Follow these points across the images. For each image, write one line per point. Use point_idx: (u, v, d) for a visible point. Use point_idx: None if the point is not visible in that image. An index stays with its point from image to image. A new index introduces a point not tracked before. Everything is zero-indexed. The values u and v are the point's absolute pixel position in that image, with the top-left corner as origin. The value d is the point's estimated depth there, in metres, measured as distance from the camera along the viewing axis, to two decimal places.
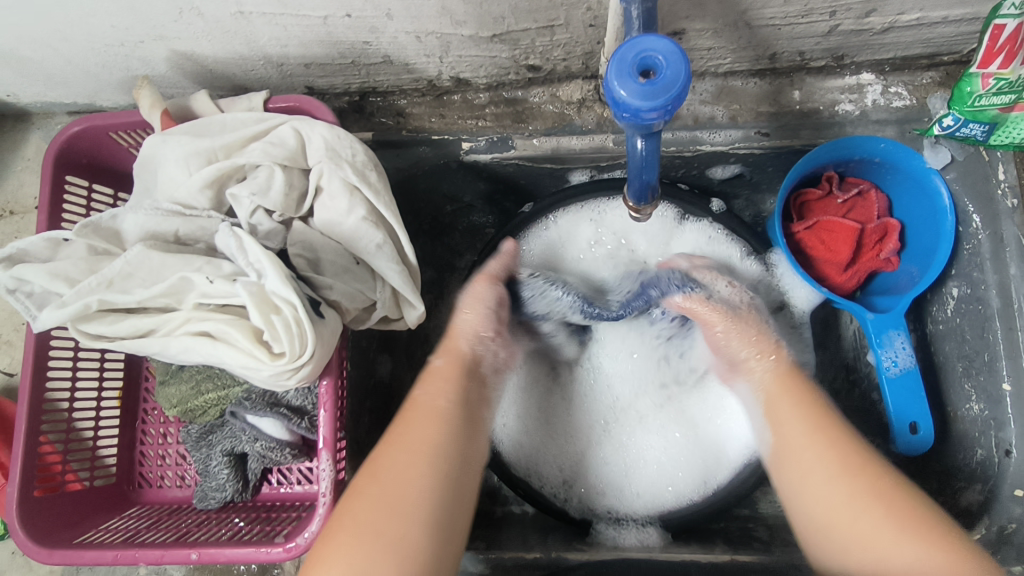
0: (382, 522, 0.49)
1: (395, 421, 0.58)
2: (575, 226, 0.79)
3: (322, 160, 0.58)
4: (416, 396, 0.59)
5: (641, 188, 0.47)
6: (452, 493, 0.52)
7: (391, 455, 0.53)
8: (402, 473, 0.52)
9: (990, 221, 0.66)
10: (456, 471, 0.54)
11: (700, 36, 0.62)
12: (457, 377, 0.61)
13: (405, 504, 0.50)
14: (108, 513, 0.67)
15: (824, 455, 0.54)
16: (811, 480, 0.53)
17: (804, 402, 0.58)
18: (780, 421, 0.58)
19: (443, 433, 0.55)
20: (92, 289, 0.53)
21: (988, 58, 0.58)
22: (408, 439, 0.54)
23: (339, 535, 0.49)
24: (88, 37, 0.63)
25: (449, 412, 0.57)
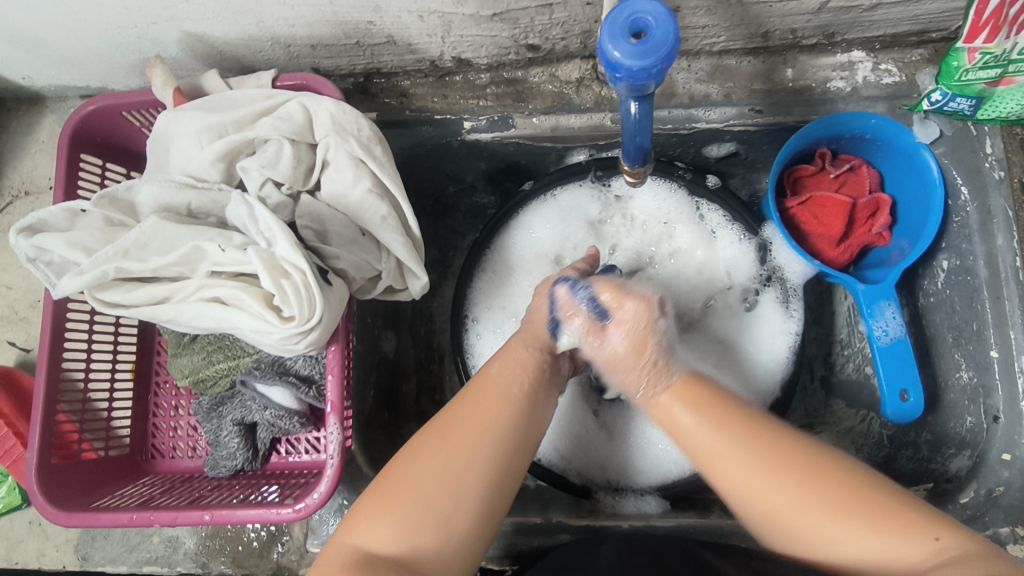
0: (437, 497, 0.48)
1: (463, 391, 0.56)
2: (579, 202, 0.82)
3: (328, 134, 0.60)
4: (491, 371, 0.58)
5: (635, 152, 0.49)
6: (510, 478, 0.52)
7: (459, 429, 0.52)
8: (465, 450, 0.50)
9: (978, 193, 0.68)
10: (521, 458, 0.53)
11: (694, 14, 0.64)
12: (534, 362, 0.59)
13: (463, 484, 0.49)
14: (122, 481, 0.69)
15: (740, 449, 0.51)
16: (734, 476, 0.50)
17: (705, 405, 0.55)
18: (686, 429, 0.55)
19: (513, 417, 0.54)
20: (109, 258, 0.55)
21: (974, 33, 0.59)
22: (479, 416, 0.53)
23: (392, 498, 0.48)
24: (102, 18, 0.65)
25: (521, 399, 0.56)
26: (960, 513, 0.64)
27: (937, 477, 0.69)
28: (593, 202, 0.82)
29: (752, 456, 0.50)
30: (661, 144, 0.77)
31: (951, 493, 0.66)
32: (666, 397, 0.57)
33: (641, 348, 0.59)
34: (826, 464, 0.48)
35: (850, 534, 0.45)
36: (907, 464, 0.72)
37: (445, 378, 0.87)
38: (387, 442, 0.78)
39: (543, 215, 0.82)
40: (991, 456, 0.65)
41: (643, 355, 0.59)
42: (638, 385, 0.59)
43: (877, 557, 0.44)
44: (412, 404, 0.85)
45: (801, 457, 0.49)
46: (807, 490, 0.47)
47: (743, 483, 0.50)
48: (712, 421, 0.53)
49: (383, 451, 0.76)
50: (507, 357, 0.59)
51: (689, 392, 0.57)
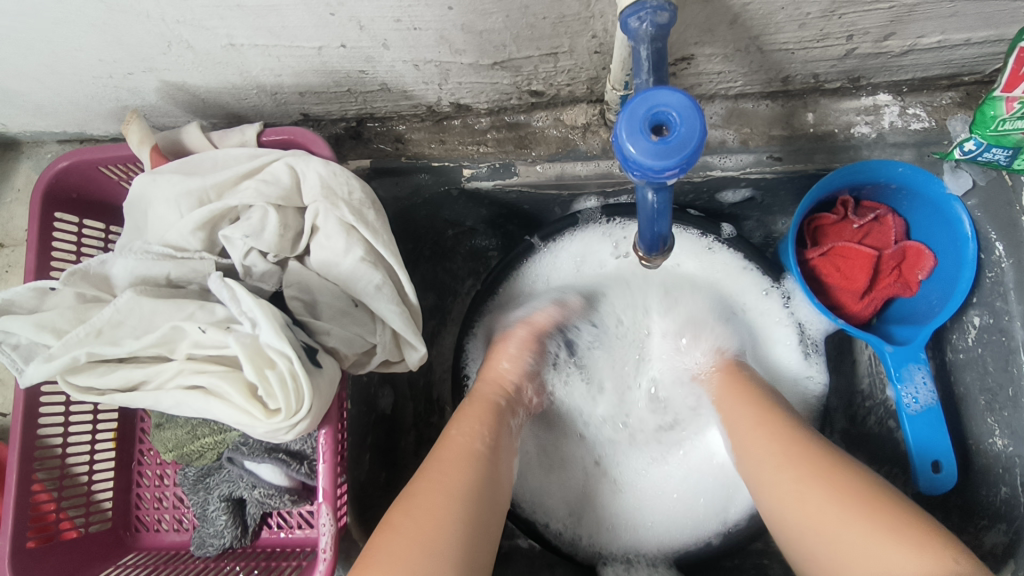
0: (414, 558, 0.46)
1: (426, 460, 0.56)
2: (597, 246, 0.76)
3: (317, 199, 0.56)
4: (450, 434, 0.58)
5: (652, 239, 0.45)
6: (483, 534, 0.51)
7: (425, 492, 0.52)
8: (434, 512, 0.50)
9: (1014, 249, 0.63)
10: (490, 513, 0.53)
11: (710, 61, 0.60)
12: (489, 418, 0.61)
13: (439, 542, 0.48)
14: (103, 562, 0.66)
15: (765, 431, 0.57)
16: (756, 451, 0.56)
17: (746, 395, 0.62)
18: (727, 408, 0.63)
19: (476, 476, 0.54)
20: (80, 341, 0.51)
21: (1014, 81, 0.55)
22: (441, 478, 0.53)
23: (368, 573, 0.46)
24: (76, 70, 0.61)
25: (484, 455, 0.57)
26: None
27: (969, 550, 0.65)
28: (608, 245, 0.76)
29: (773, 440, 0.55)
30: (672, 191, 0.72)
31: None
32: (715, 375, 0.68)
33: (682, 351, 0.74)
34: (839, 464, 0.51)
35: (839, 521, 0.47)
36: None
37: (447, 430, 0.83)
38: (385, 506, 0.74)
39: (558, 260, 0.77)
40: None
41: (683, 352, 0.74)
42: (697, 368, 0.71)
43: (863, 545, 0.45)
44: (411, 457, 0.81)
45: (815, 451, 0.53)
46: (814, 474, 0.50)
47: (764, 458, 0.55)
48: (750, 404, 0.61)
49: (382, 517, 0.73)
50: (464, 418, 0.60)
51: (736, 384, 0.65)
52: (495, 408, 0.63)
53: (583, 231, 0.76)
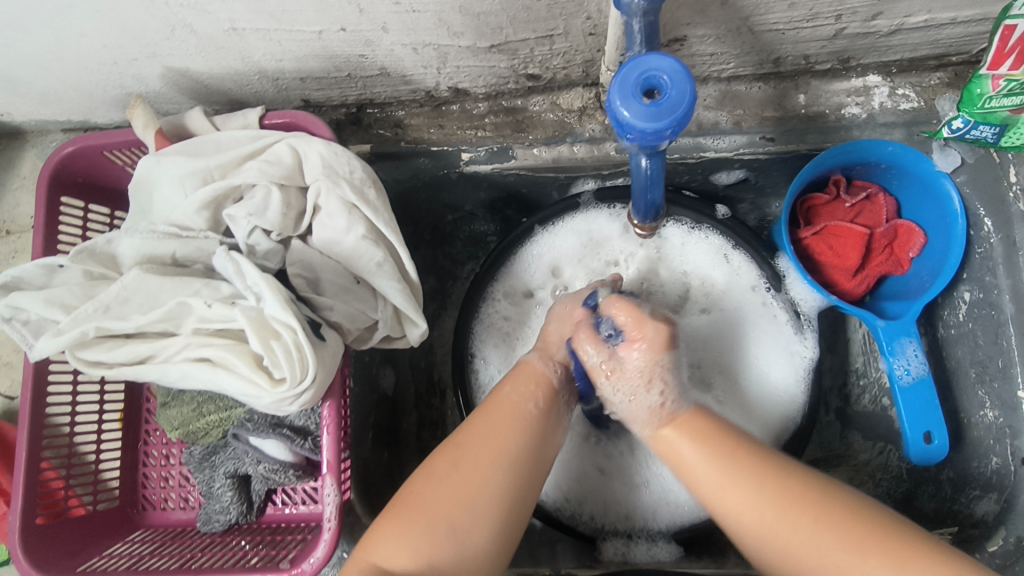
0: (454, 513, 0.50)
1: (478, 411, 0.58)
2: (605, 228, 0.78)
3: (319, 178, 0.57)
4: (508, 389, 0.59)
5: (646, 206, 0.47)
6: (525, 494, 0.54)
7: (473, 450, 0.54)
8: (480, 470, 0.52)
9: (1002, 225, 0.64)
10: (537, 471, 0.56)
11: (702, 42, 0.61)
12: (546, 381, 0.61)
13: (479, 503, 0.51)
14: (111, 538, 0.67)
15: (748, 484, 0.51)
16: (739, 511, 0.51)
17: (708, 439, 0.55)
18: (682, 456, 0.55)
19: (525, 439, 0.56)
20: (89, 316, 0.52)
21: (999, 59, 0.57)
22: (491, 435, 0.55)
23: (408, 517, 0.50)
24: (81, 56, 0.62)
25: (536, 413, 0.58)
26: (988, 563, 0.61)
27: (961, 520, 0.66)
28: (616, 227, 0.77)
29: (760, 492, 0.50)
30: (666, 172, 0.73)
31: (979, 540, 0.63)
32: (667, 430, 0.57)
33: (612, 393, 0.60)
34: (833, 503, 0.49)
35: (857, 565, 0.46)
36: (928, 502, 0.69)
37: (448, 413, 0.85)
38: (388, 484, 0.76)
39: (562, 240, 0.79)
40: (1020, 501, 0.62)
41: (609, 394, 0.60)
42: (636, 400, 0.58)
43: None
44: (412, 440, 0.82)
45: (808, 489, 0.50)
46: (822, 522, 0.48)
47: (751, 515, 0.50)
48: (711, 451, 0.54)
49: (382, 495, 0.74)
50: (522, 374, 0.61)
51: (689, 422, 0.57)
52: (550, 376, 0.61)
53: (588, 213, 0.78)
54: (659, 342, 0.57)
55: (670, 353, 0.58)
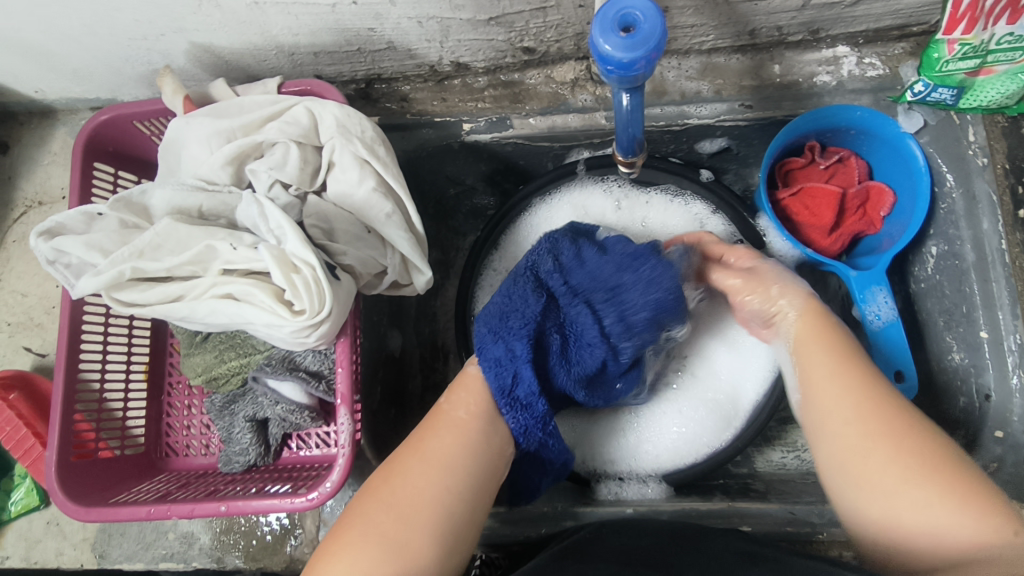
0: (386, 525, 0.50)
1: (417, 432, 0.59)
2: (597, 202, 0.83)
3: (334, 136, 0.63)
4: (441, 405, 0.60)
5: (628, 140, 0.55)
6: (465, 506, 0.54)
7: (409, 463, 0.55)
8: (416, 480, 0.53)
9: (963, 180, 0.70)
10: (478, 485, 0.56)
11: (683, 13, 0.66)
12: (480, 387, 0.61)
13: (414, 512, 0.51)
14: (138, 478, 0.71)
15: (842, 387, 0.53)
16: (830, 407, 0.53)
17: (828, 338, 0.58)
18: (810, 357, 0.57)
19: (463, 451, 0.56)
20: (125, 258, 0.57)
21: (953, 25, 0.61)
22: (426, 450, 0.55)
23: (347, 531, 0.50)
24: (114, 32, 0.68)
25: (471, 427, 0.58)
26: None
27: None
28: (609, 202, 0.83)
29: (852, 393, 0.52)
30: (654, 140, 0.79)
31: None
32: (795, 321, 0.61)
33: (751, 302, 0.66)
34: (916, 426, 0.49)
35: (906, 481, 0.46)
36: None
37: (450, 374, 0.89)
38: (395, 437, 0.80)
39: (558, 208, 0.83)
40: (985, 433, 0.67)
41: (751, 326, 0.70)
42: (769, 309, 0.64)
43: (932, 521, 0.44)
44: (416, 400, 0.87)
45: (909, 421, 0.49)
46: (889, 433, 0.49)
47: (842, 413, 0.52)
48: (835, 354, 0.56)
49: (390, 445, 0.78)
50: (457, 389, 0.61)
51: (816, 317, 0.61)
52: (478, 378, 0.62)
53: (583, 182, 0.83)
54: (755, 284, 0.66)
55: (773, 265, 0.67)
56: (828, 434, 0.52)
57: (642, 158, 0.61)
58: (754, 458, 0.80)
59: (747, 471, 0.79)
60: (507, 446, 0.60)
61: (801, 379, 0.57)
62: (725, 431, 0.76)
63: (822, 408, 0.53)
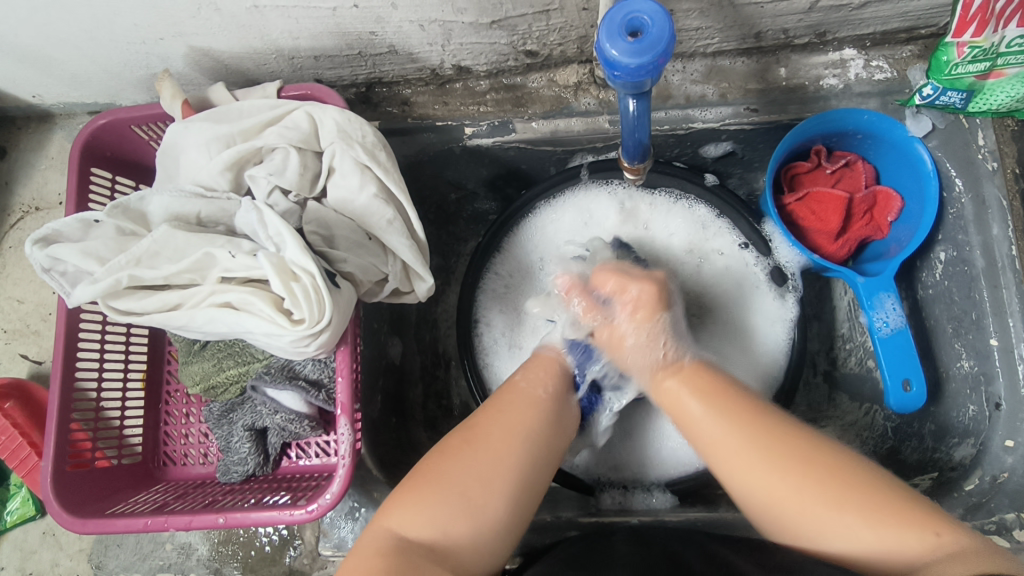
0: (468, 486, 0.51)
1: (492, 401, 0.60)
2: (602, 207, 0.83)
3: (334, 141, 0.62)
4: (517, 381, 0.62)
5: (634, 146, 0.54)
6: (538, 473, 0.55)
7: (490, 427, 0.55)
8: (497, 444, 0.54)
9: (972, 185, 0.69)
10: (549, 457, 0.57)
11: (688, 16, 0.65)
12: (557, 371, 0.65)
13: (495, 474, 0.52)
14: (136, 488, 0.70)
15: (749, 445, 0.53)
16: (747, 473, 0.52)
17: (707, 394, 0.58)
18: (694, 417, 0.58)
19: (541, 421, 0.58)
20: (122, 266, 0.56)
21: (962, 27, 0.60)
22: (506, 417, 0.57)
23: (427, 487, 0.51)
24: (112, 36, 0.67)
25: (545, 402, 0.60)
26: (965, 501, 0.65)
27: (941, 466, 0.69)
28: (615, 207, 0.82)
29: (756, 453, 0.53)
30: (658, 144, 0.78)
31: (957, 480, 0.67)
32: (670, 381, 0.62)
33: (627, 347, 0.65)
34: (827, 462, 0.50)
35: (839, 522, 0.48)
36: (913, 455, 0.73)
37: (452, 383, 0.89)
38: (396, 446, 0.79)
39: (561, 212, 0.83)
40: (994, 443, 0.66)
41: (625, 350, 0.65)
42: (622, 340, 0.65)
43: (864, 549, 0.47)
44: (419, 410, 0.86)
45: (819, 461, 0.51)
46: (813, 480, 0.50)
47: (758, 476, 0.52)
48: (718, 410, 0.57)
49: (391, 454, 0.77)
50: (532, 368, 0.64)
51: (698, 376, 0.61)
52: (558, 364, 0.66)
53: (587, 187, 0.82)
54: (642, 304, 0.63)
55: (663, 311, 0.64)
56: (755, 494, 0.52)
57: (647, 165, 0.60)
58: None
59: None
60: (569, 428, 0.62)
61: (698, 445, 0.57)
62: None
63: (742, 477, 0.53)
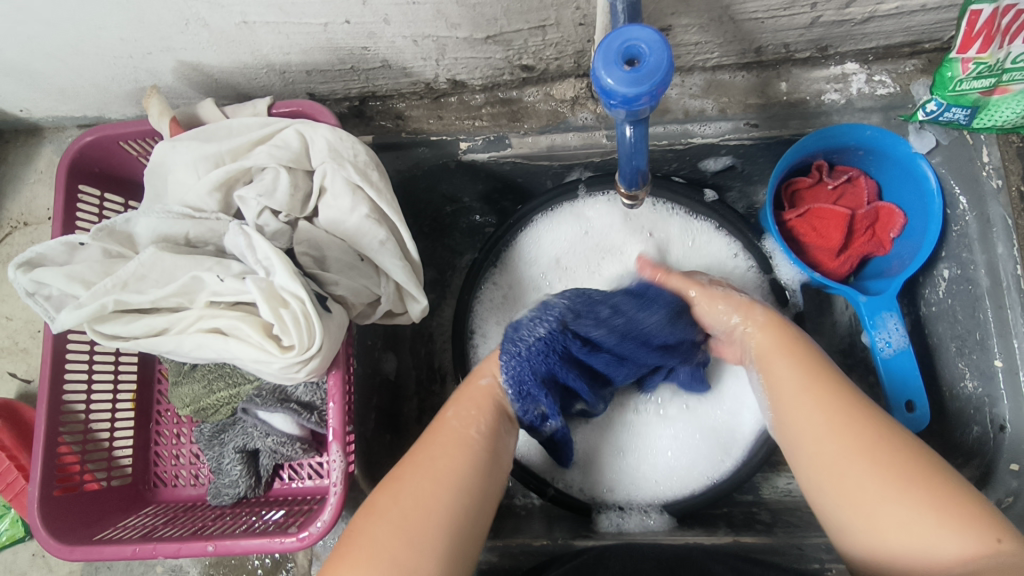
0: (396, 549, 0.47)
1: (420, 443, 0.56)
2: (603, 215, 0.81)
3: (325, 160, 0.60)
4: (448, 419, 0.58)
5: (632, 171, 0.53)
6: (471, 526, 0.51)
7: (418, 479, 0.51)
8: (424, 497, 0.50)
9: (977, 203, 0.67)
10: (484, 504, 0.53)
11: (686, 32, 0.64)
12: (491, 406, 0.60)
13: (421, 533, 0.48)
14: (125, 512, 0.69)
15: (818, 402, 0.52)
16: (805, 424, 0.52)
17: (796, 352, 0.57)
18: (774, 370, 0.57)
19: (470, 465, 0.54)
20: (107, 290, 0.55)
21: (967, 44, 0.59)
22: (433, 463, 0.53)
23: (355, 553, 0.47)
24: (99, 52, 0.65)
25: (478, 441, 0.56)
26: None
27: None
28: (618, 221, 0.81)
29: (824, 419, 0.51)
30: (657, 159, 0.76)
31: None
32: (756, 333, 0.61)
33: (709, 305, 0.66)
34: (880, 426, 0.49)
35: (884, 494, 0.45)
36: None
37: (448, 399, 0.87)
38: (390, 464, 0.79)
39: (560, 224, 0.81)
40: (1000, 466, 0.64)
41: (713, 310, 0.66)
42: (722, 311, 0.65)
43: (910, 525, 0.44)
44: (413, 424, 0.85)
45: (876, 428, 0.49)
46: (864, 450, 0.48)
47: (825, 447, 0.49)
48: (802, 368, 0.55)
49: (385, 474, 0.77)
50: (462, 402, 0.60)
51: (780, 330, 0.60)
52: (494, 395, 0.61)
53: (585, 201, 0.81)
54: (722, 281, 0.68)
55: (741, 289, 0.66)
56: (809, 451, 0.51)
57: (644, 191, 0.59)
58: (759, 485, 0.78)
59: (752, 498, 0.77)
60: (498, 485, 0.56)
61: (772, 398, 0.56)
62: (724, 460, 0.75)
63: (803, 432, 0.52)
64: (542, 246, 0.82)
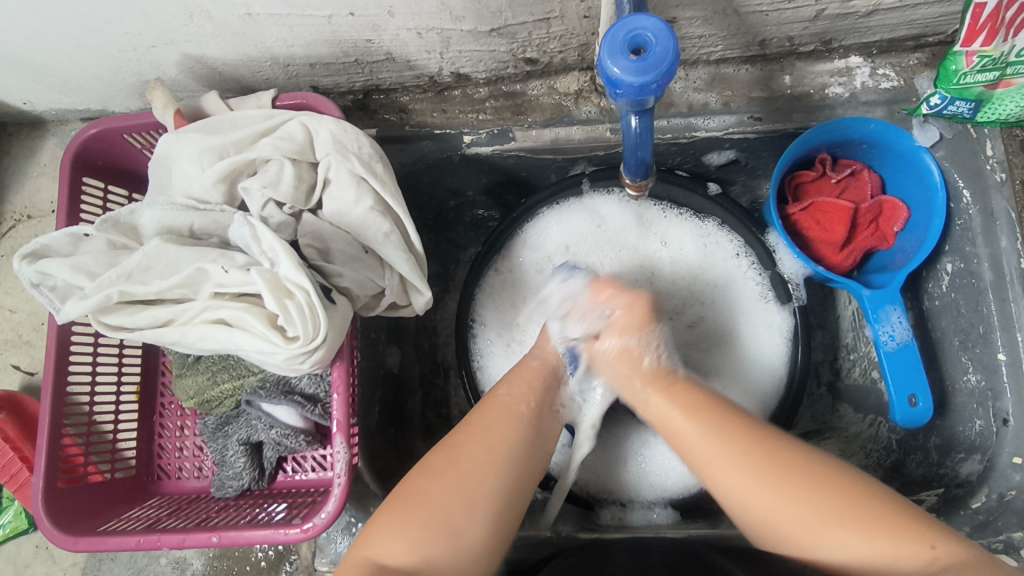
0: (450, 508, 0.50)
1: (475, 413, 0.59)
2: (611, 213, 0.82)
3: (330, 152, 0.60)
4: (500, 395, 0.60)
5: (637, 162, 0.53)
6: (517, 497, 0.54)
7: (472, 447, 0.54)
8: (478, 463, 0.53)
9: (980, 196, 0.68)
10: (530, 474, 0.56)
11: (691, 24, 0.64)
12: (542, 384, 0.62)
13: (474, 495, 0.51)
14: (129, 503, 0.69)
15: (739, 465, 0.52)
16: (736, 489, 0.52)
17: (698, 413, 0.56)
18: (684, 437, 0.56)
19: (520, 438, 0.56)
20: (112, 281, 0.55)
21: (971, 36, 0.59)
22: (487, 434, 0.55)
23: (409, 510, 0.50)
24: (103, 44, 0.65)
25: (529, 416, 0.59)
26: (971, 518, 0.64)
27: (947, 481, 0.68)
28: (624, 218, 0.82)
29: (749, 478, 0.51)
30: (660, 153, 0.76)
31: (962, 498, 0.66)
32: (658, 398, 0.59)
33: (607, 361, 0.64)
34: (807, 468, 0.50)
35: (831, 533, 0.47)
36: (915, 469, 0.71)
37: (451, 393, 0.88)
38: (393, 457, 0.79)
39: (568, 218, 0.82)
40: (1001, 460, 0.64)
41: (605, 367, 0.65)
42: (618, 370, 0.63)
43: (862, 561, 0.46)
44: (417, 418, 0.85)
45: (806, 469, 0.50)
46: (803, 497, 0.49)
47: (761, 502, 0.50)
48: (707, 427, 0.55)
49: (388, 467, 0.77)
50: (515, 380, 0.62)
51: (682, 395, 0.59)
52: (544, 373, 0.64)
53: (590, 195, 0.81)
54: (636, 312, 0.63)
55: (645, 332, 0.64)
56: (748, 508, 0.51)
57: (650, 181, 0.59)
58: None
59: None
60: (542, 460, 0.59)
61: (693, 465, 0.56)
62: None
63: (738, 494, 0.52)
64: (546, 241, 0.83)
